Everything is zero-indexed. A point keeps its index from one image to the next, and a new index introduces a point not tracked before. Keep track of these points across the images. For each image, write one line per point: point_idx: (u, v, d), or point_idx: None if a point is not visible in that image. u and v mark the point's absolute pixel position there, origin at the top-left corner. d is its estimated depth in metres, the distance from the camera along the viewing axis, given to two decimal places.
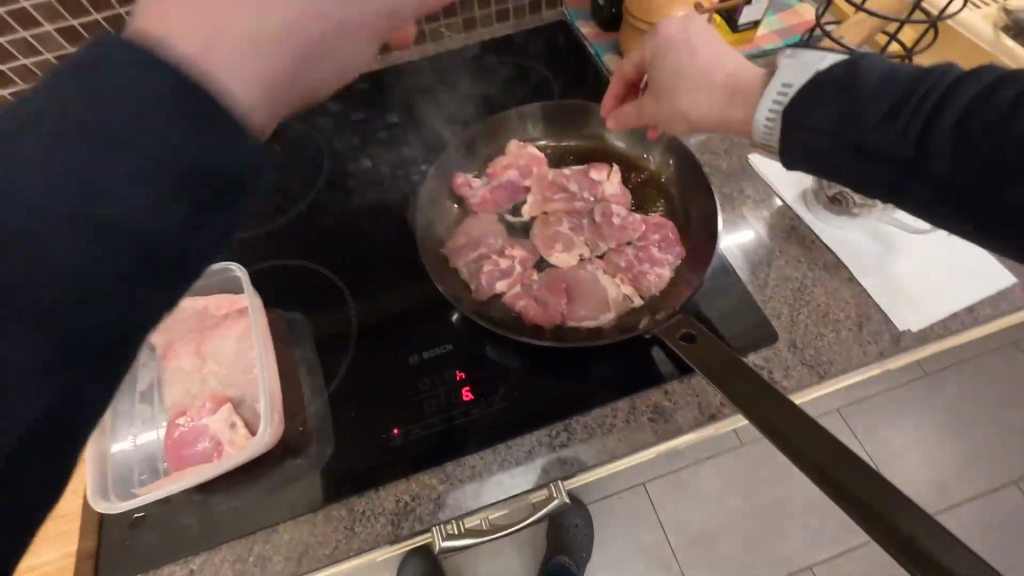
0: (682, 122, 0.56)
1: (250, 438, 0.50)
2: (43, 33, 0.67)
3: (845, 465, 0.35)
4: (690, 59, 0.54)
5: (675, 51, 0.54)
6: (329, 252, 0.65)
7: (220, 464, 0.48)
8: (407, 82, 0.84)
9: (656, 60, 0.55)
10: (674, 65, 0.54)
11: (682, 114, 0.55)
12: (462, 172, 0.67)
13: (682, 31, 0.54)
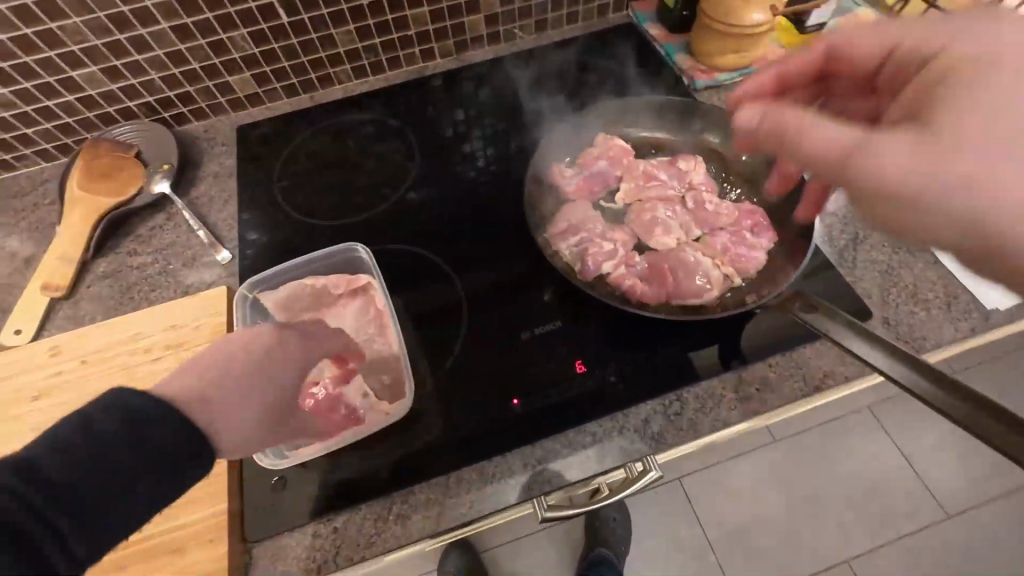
0: (949, 224, 0.35)
1: (390, 406, 0.54)
2: (159, 29, 0.71)
3: (1006, 417, 0.34)
4: (997, 105, 0.34)
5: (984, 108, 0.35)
6: (430, 239, 0.69)
7: (372, 426, 0.53)
8: (483, 82, 0.88)
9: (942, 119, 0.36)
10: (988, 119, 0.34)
11: (945, 205, 0.35)
12: (555, 163, 0.71)
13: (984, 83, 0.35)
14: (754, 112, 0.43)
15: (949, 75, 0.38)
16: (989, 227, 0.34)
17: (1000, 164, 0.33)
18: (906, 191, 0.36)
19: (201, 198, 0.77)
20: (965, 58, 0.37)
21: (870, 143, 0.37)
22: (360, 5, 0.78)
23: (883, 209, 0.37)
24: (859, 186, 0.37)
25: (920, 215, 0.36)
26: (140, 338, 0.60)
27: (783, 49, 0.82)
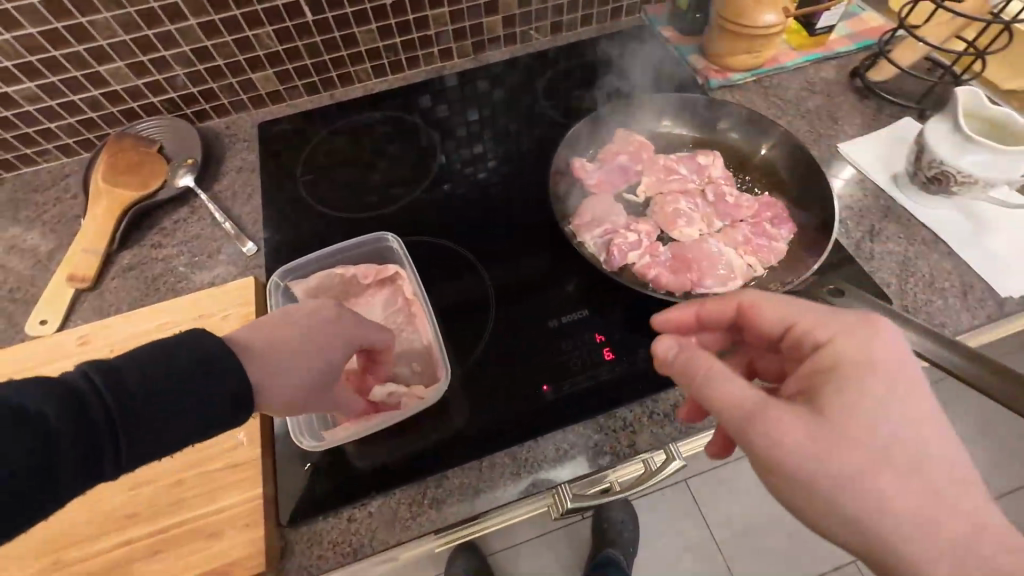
0: (837, 515, 0.36)
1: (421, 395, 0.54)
2: (187, 26, 0.73)
3: None
4: (875, 419, 0.36)
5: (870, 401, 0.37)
6: (455, 232, 0.71)
7: (403, 411, 0.53)
8: (500, 82, 0.90)
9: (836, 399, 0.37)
10: (869, 418, 0.36)
11: (832, 495, 0.36)
12: (576, 158, 0.72)
13: (868, 370, 0.38)
14: (671, 344, 0.44)
15: (834, 362, 0.40)
16: (867, 537, 0.35)
17: (875, 483, 0.35)
18: (800, 476, 0.37)
19: (224, 192, 0.77)
20: (847, 358, 0.39)
21: (769, 420, 0.38)
22: (383, 4, 0.79)
23: (780, 481, 0.38)
24: (775, 471, 0.38)
25: (816, 504, 0.37)
26: (168, 327, 0.61)
27: (793, 50, 0.84)
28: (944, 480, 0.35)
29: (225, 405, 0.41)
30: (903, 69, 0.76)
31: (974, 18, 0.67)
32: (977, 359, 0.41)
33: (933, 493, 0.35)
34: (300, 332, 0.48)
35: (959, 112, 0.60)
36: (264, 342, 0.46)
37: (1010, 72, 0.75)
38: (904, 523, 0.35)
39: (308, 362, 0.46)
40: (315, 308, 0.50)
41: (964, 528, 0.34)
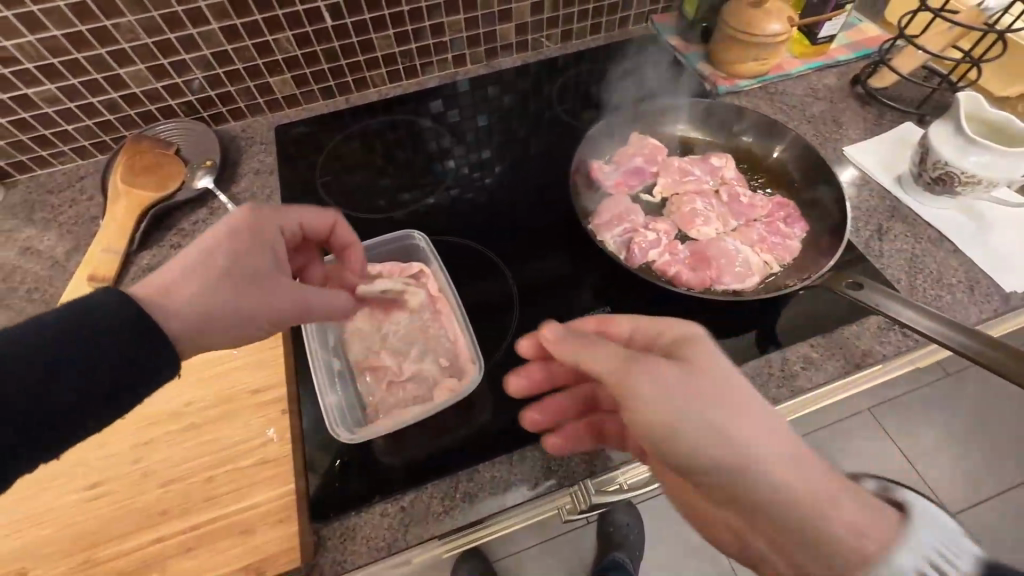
0: (704, 456, 0.37)
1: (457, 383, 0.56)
2: (208, 29, 0.73)
3: None
4: (721, 376, 0.40)
5: (711, 361, 0.41)
6: (475, 232, 0.72)
7: (441, 402, 0.54)
8: (512, 87, 0.92)
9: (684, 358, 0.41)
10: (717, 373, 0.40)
11: (695, 435, 0.37)
12: (594, 160, 0.74)
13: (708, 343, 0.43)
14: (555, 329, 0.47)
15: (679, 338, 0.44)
16: (731, 475, 0.36)
17: (716, 426, 0.37)
18: (661, 419, 0.39)
19: (243, 194, 0.78)
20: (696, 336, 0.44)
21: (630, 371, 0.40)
22: (401, 11, 0.81)
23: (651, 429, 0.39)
24: (637, 416, 0.40)
25: (676, 451, 0.38)
26: None
27: (796, 59, 0.88)
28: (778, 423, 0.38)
29: (151, 361, 0.41)
30: (902, 77, 0.79)
31: (970, 28, 0.70)
32: (1000, 347, 0.43)
33: (772, 433, 0.37)
34: (226, 252, 0.47)
35: (961, 115, 0.63)
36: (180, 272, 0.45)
37: (1003, 79, 0.79)
38: (749, 463, 0.36)
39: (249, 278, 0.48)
40: (226, 234, 0.48)
41: (802, 460, 0.36)
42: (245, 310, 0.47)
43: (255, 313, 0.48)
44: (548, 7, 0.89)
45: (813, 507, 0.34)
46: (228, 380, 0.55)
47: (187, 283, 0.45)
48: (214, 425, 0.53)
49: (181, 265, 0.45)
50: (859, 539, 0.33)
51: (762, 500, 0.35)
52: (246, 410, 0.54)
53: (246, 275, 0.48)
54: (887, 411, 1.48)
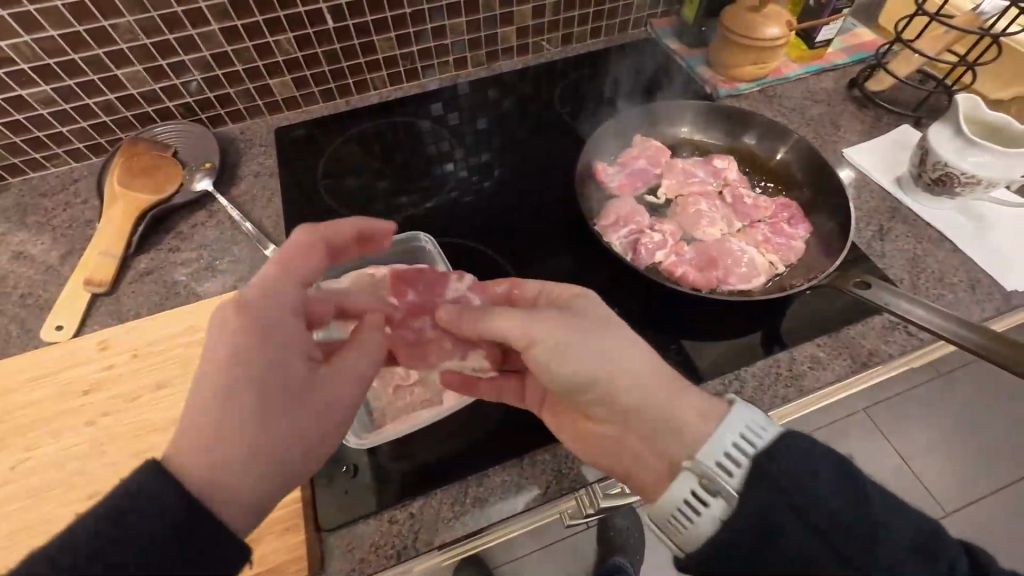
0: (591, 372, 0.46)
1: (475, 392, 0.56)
2: (209, 30, 0.73)
3: None
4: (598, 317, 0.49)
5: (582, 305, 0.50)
6: (479, 233, 0.71)
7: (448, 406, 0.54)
8: (513, 90, 0.92)
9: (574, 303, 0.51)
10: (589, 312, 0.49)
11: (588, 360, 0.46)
12: (597, 161, 0.74)
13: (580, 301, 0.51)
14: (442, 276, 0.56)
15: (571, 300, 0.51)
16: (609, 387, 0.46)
17: (588, 358, 0.46)
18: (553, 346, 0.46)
19: (242, 196, 0.76)
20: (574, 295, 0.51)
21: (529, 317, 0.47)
22: (403, 13, 0.81)
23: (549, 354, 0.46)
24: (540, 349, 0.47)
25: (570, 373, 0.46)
26: (194, 331, 0.60)
27: (793, 63, 0.89)
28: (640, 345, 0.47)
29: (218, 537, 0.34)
30: (899, 80, 0.81)
31: (967, 32, 0.71)
32: (1002, 339, 0.44)
33: (639, 353, 0.46)
34: (233, 387, 0.37)
35: (960, 118, 0.63)
36: (191, 430, 0.36)
37: (996, 82, 0.80)
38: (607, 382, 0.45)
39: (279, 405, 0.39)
40: (244, 379, 0.38)
41: (660, 376, 0.45)
42: (288, 440, 0.39)
43: (312, 436, 0.40)
44: (549, 10, 0.89)
45: (663, 406, 0.44)
46: None
47: (204, 443, 0.36)
48: None
49: (192, 421, 0.36)
50: (683, 423, 0.43)
51: (626, 407, 0.45)
52: None
53: (273, 402, 0.39)
54: (881, 411, 1.49)
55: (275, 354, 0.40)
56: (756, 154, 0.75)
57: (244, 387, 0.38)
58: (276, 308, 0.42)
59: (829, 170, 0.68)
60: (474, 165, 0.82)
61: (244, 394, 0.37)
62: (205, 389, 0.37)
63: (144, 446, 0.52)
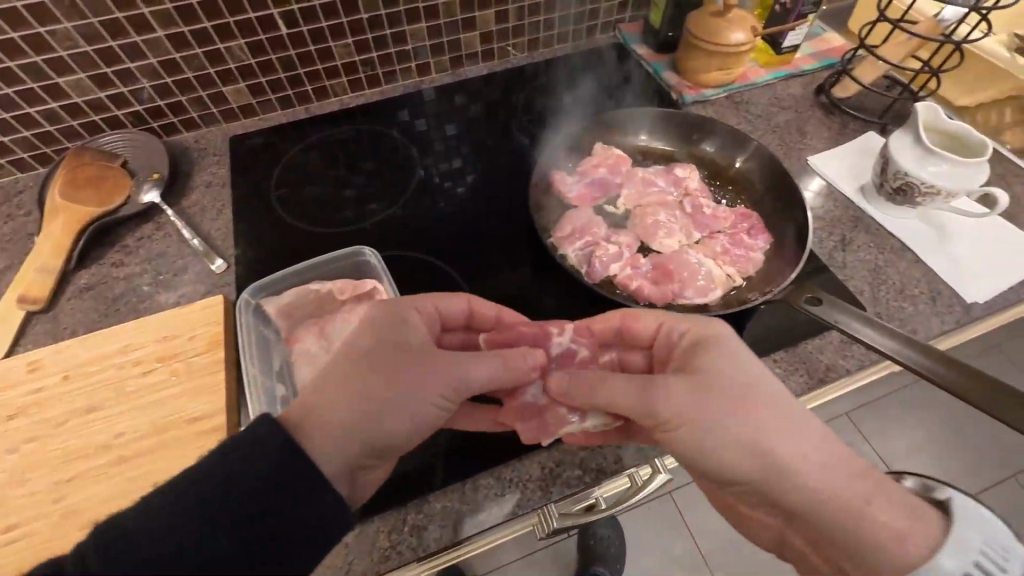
0: (740, 456, 0.43)
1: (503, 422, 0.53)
2: (155, 37, 0.70)
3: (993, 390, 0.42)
4: (745, 384, 0.45)
5: (723, 359, 0.47)
6: (434, 246, 0.69)
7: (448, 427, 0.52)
8: (479, 96, 0.90)
9: (697, 358, 0.48)
10: (728, 375, 0.46)
11: (736, 440, 0.44)
12: (556, 171, 0.73)
13: (728, 362, 0.47)
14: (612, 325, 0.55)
15: (701, 353, 0.48)
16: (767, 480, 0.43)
17: (728, 442, 0.44)
18: (681, 420, 0.45)
19: (193, 207, 0.74)
20: (717, 354, 0.48)
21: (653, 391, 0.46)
22: (359, 18, 0.78)
23: (684, 433, 0.45)
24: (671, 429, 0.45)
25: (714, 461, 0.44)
26: (130, 350, 0.57)
27: (761, 68, 0.88)
28: (796, 422, 0.44)
29: (320, 493, 0.40)
30: (865, 87, 0.79)
31: (929, 39, 0.70)
32: (950, 362, 0.43)
33: (793, 440, 0.43)
34: (362, 358, 0.46)
35: (920, 126, 0.62)
36: (314, 403, 0.44)
37: (960, 88, 0.79)
38: (768, 480, 0.43)
39: (390, 403, 0.45)
40: (362, 345, 0.47)
41: (835, 480, 0.42)
42: (386, 425, 0.44)
43: (395, 425, 0.45)
44: (513, 15, 0.87)
45: (843, 520, 0.41)
46: (167, 407, 0.53)
47: (327, 395, 0.44)
48: (149, 457, 0.50)
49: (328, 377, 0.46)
50: (869, 544, 0.39)
51: (790, 507, 0.43)
52: (184, 440, 0.51)
53: (383, 370, 0.46)
54: (871, 413, 1.48)
55: (396, 335, 0.48)
56: (719, 164, 0.73)
57: (365, 357, 0.47)
58: (410, 305, 0.52)
59: (789, 180, 0.66)
60: (434, 174, 0.80)
61: (363, 385, 0.45)
62: (333, 379, 0.45)
63: (66, 475, 0.49)
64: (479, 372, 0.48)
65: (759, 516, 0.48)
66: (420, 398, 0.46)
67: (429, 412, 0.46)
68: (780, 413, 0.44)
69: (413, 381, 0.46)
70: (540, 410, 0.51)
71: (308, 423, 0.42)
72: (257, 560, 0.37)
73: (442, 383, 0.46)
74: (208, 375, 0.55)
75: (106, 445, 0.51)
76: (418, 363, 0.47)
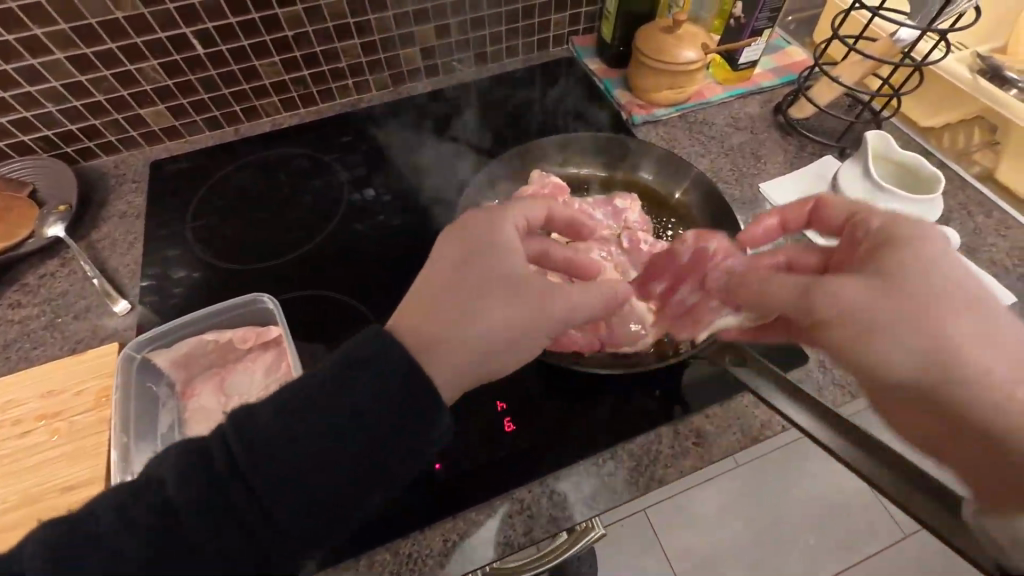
0: (918, 359, 0.36)
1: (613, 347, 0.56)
2: (53, 59, 0.65)
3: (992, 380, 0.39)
4: (946, 277, 0.37)
5: (914, 246, 0.39)
6: (356, 285, 0.65)
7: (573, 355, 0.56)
8: (423, 113, 0.85)
9: (885, 244, 0.40)
10: (927, 262, 0.38)
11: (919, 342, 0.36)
12: (489, 202, 0.70)
13: (930, 250, 0.38)
14: (773, 218, 0.52)
15: (891, 251, 0.39)
16: (957, 396, 0.34)
17: (912, 343, 0.36)
18: (859, 320, 0.37)
19: (104, 240, 0.70)
20: (910, 240, 0.39)
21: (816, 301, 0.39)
22: (284, 36, 0.74)
23: (851, 330, 0.37)
24: (833, 327, 0.38)
25: (886, 363, 0.36)
26: (8, 408, 0.52)
27: (717, 85, 0.83)
28: (1008, 339, 0.35)
29: (426, 430, 0.37)
30: (821, 108, 0.75)
31: (883, 61, 0.65)
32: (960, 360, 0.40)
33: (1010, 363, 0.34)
34: (466, 276, 0.42)
35: (870, 157, 0.58)
36: (428, 329, 0.40)
37: (925, 103, 0.75)
38: (961, 396, 0.34)
39: (500, 339, 0.41)
40: (463, 263, 0.43)
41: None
42: (490, 351, 0.41)
43: (507, 348, 0.42)
44: (455, 29, 0.82)
45: None
46: (42, 474, 0.49)
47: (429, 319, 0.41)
48: (16, 531, 0.46)
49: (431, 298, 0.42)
50: None
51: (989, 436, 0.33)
52: (55, 512, 0.47)
53: (486, 290, 0.42)
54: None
55: (497, 252, 0.44)
56: (663, 193, 0.70)
57: (467, 275, 0.42)
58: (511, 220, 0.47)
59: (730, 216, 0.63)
60: (367, 198, 0.75)
61: (479, 312, 0.41)
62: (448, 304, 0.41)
63: None
64: (583, 303, 0.44)
65: (925, 457, 0.39)
66: (535, 330, 0.43)
67: (543, 341, 0.44)
68: (992, 320, 0.36)
69: (530, 310, 0.42)
70: (691, 307, 0.55)
71: (427, 351, 0.39)
72: (331, 512, 0.35)
73: (549, 310, 0.43)
74: (91, 436, 0.51)
75: None
76: (537, 291, 0.43)
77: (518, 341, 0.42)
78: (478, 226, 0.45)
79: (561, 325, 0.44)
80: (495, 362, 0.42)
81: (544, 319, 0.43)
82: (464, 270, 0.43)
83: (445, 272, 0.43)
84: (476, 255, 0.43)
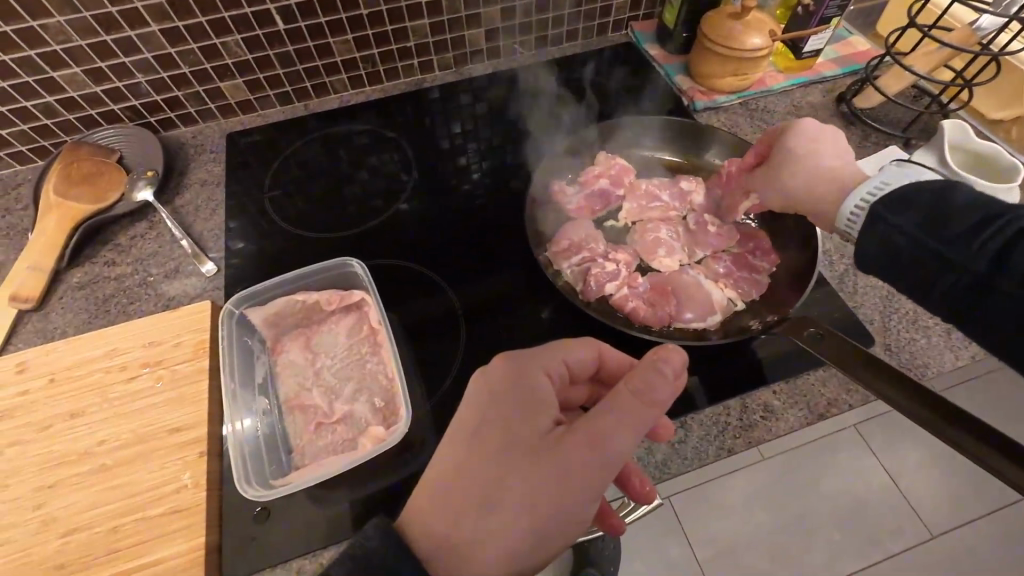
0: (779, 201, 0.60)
1: (704, 309, 0.60)
2: (148, 32, 0.68)
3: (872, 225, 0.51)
4: (786, 149, 0.57)
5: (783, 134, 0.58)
6: (427, 255, 0.68)
7: (667, 313, 0.60)
8: (484, 94, 0.86)
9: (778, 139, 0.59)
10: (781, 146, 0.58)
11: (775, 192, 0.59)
12: (557, 181, 0.73)
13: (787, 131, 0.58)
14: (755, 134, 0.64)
15: (781, 135, 0.59)
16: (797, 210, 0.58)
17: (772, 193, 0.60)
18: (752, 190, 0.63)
19: (187, 206, 0.74)
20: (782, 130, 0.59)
21: (750, 177, 0.64)
22: (359, 14, 0.75)
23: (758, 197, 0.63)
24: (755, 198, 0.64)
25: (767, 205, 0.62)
26: (114, 355, 0.56)
27: (779, 73, 0.83)
28: (824, 169, 0.55)
29: None
30: (890, 97, 0.75)
31: (960, 49, 0.65)
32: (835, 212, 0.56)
33: (821, 184, 0.55)
34: (490, 445, 0.41)
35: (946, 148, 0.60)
36: (451, 519, 0.38)
37: (994, 99, 0.75)
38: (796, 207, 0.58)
39: (535, 514, 0.38)
40: (487, 430, 0.41)
41: (845, 179, 0.53)
42: (520, 529, 0.38)
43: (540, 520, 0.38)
44: (520, 11, 0.84)
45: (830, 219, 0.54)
46: (147, 417, 0.52)
47: (453, 498, 0.39)
48: (128, 467, 0.50)
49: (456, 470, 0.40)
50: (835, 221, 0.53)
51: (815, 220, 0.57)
52: (164, 450, 0.50)
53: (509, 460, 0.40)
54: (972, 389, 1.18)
55: (521, 408, 0.42)
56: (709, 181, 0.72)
57: (492, 442, 0.41)
58: (533, 365, 0.45)
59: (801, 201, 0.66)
60: (433, 173, 0.77)
61: (504, 490, 0.39)
62: (469, 484, 0.39)
63: (46, 481, 0.49)
64: (619, 445, 0.39)
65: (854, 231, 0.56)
66: (574, 491, 0.39)
67: (587, 498, 0.39)
68: (811, 166, 0.56)
69: (561, 468, 0.39)
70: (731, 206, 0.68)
71: (448, 547, 0.38)
72: None
73: (583, 467, 0.39)
74: (191, 384, 0.54)
75: (87, 452, 0.51)
76: (564, 442, 0.39)
77: (552, 514, 0.39)
78: (499, 382, 0.43)
79: (599, 478, 0.39)
80: (535, 541, 0.39)
81: (579, 475, 0.39)
82: (488, 436, 0.41)
83: (471, 441, 0.41)
84: (497, 415, 0.42)
